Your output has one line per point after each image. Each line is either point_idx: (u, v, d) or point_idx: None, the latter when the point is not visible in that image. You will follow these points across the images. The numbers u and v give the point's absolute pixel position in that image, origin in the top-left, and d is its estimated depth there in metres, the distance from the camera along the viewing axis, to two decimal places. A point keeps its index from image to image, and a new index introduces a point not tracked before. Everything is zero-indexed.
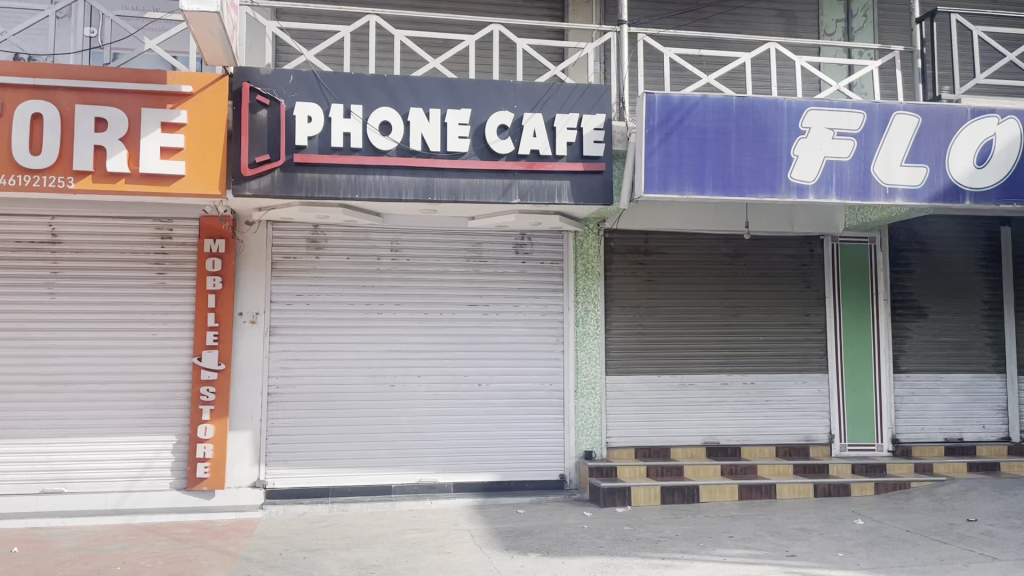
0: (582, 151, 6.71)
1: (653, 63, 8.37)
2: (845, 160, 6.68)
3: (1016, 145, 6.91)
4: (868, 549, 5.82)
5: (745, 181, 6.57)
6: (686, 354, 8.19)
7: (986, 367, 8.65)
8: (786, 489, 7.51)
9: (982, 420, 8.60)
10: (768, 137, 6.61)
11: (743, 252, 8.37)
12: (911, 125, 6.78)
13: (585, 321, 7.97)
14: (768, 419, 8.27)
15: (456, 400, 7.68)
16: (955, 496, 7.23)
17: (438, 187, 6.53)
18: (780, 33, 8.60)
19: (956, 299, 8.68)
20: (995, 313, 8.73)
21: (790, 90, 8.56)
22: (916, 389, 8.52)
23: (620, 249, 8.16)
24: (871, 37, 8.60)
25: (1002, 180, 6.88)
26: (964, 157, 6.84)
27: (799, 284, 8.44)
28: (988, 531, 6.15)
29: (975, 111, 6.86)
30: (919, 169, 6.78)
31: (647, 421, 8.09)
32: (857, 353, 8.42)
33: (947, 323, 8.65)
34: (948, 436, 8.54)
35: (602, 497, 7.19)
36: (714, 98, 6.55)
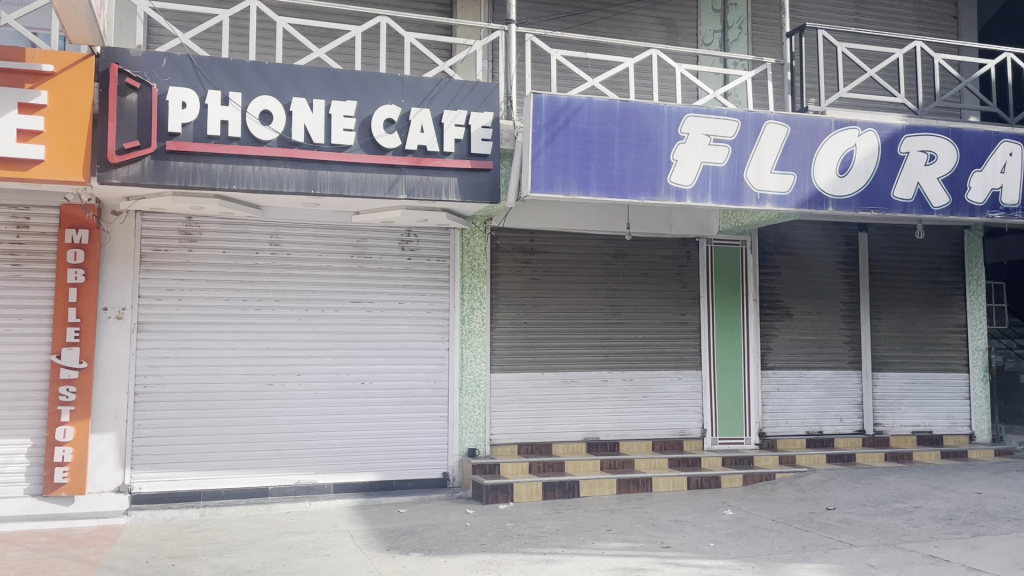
0: (470, 148, 6.69)
1: (540, 63, 8.46)
2: (720, 165, 6.95)
3: (874, 156, 7.39)
4: (737, 538, 6.08)
5: (628, 184, 6.74)
6: (569, 352, 8.32)
7: (845, 364, 9.23)
8: (662, 482, 7.75)
9: (840, 414, 9.16)
10: (649, 141, 6.79)
11: (624, 252, 8.58)
12: (781, 134, 7.13)
13: (471, 318, 7.98)
14: (645, 414, 8.52)
15: (337, 400, 7.51)
16: (816, 486, 7.67)
17: (321, 179, 6.35)
18: (661, 40, 8.86)
19: (818, 299, 9.21)
20: (853, 313, 9.31)
21: (670, 96, 8.86)
22: (782, 385, 9.00)
23: (506, 247, 8.20)
24: (745, 48, 9.03)
25: (861, 189, 7.35)
26: (827, 166, 7.26)
27: (675, 284, 8.73)
28: (845, 519, 6.55)
29: (838, 123, 7.29)
30: (788, 177, 7.14)
31: (530, 418, 8.17)
32: (729, 350, 8.81)
33: (810, 323, 9.17)
34: (810, 429, 9.06)
35: (485, 495, 7.21)
36: (598, 101, 6.68)
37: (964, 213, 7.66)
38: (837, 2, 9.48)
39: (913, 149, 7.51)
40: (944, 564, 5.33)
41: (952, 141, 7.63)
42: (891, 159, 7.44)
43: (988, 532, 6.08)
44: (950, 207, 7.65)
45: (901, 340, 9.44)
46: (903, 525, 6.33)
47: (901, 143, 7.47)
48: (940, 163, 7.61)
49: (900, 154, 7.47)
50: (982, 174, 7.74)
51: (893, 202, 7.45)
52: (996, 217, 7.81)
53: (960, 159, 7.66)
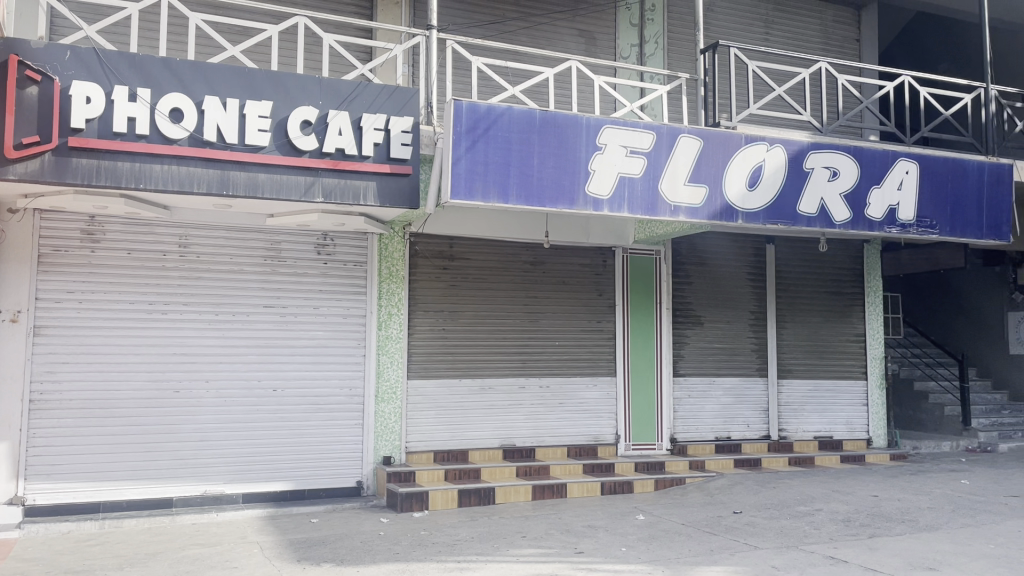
0: (389, 152, 6.62)
1: (461, 71, 8.47)
2: (637, 176, 7.09)
3: (781, 172, 7.67)
4: (648, 543, 6.21)
5: (547, 192, 6.80)
6: (486, 359, 8.33)
7: (752, 371, 9.54)
8: (576, 488, 7.81)
9: (747, 420, 9.47)
10: (568, 151, 6.88)
11: (542, 259, 8.64)
12: (694, 147, 7.32)
13: (388, 324, 7.88)
14: (561, 420, 8.60)
15: (248, 407, 7.31)
16: (723, 490, 7.90)
17: (234, 180, 6.18)
18: (580, 52, 8.98)
19: (728, 309, 9.51)
20: (760, 322, 9.64)
21: (589, 108, 9.00)
22: (692, 392, 9.23)
23: (424, 253, 8.14)
24: (661, 63, 9.25)
25: (768, 203, 7.62)
26: (738, 180, 7.50)
27: (592, 292, 8.85)
28: (750, 522, 6.77)
29: (748, 138, 7.54)
30: (701, 189, 7.34)
31: (446, 425, 8.13)
32: (642, 358, 8.98)
33: (720, 331, 9.44)
34: (719, 435, 9.32)
35: (399, 503, 7.13)
36: (518, 110, 6.72)
37: (863, 227, 8.04)
38: (748, 21, 9.81)
39: (817, 166, 7.84)
40: (843, 565, 5.56)
41: (853, 158, 8.00)
42: (796, 175, 7.75)
43: (883, 533, 6.38)
44: (850, 221, 8.01)
45: (805, 348, 9.82)
46: (804, 527, 6.58)
47: (806, 160, 7.79)
48: (842, 179, 7.96)
49: (806, 170, 7.79)
50: (881, 191, 8.14)
51: (798, 216, 7.76)
52: (893, 232, 8.21)
53: (860, 176, 8.03)
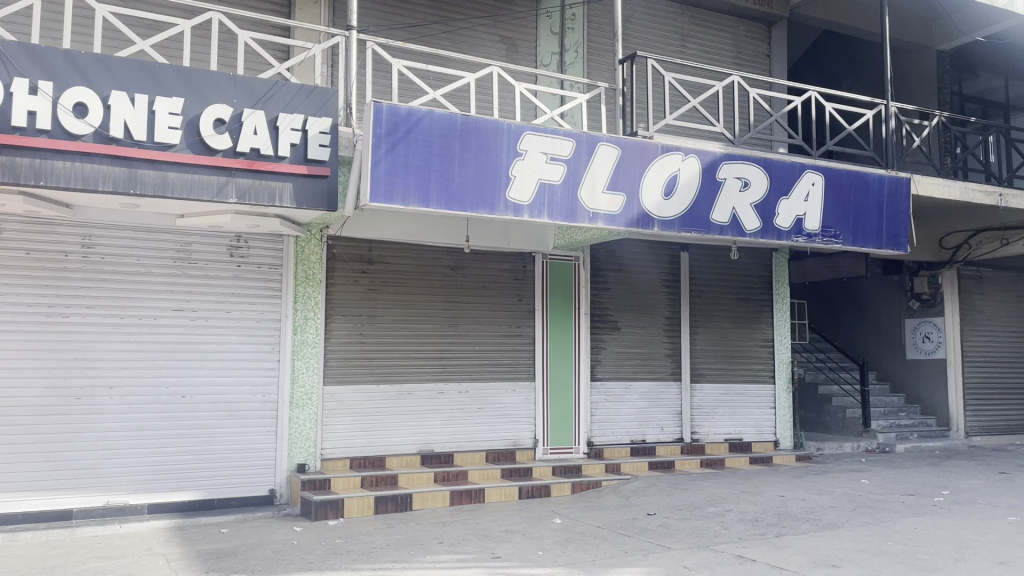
0: (306, 153, 6.49)
1: (381, 73, 8.39)
2: (556, 183, 7.15)
3: (695, 181, 7.88)
4: (564, 546, 6.26)
5: (467, 197, 6.79)
6: (405, 364, 8.25)
7: (666, 375, 9.75)
8: (494, 493, 7.81)
9: (661, 423, 9.67)
10: (488, 156, 6.88)
11: (462, 264, 8.62)
12: (612, 156, 7.44)
13: (304, 329, 7.71)
14: (480, 426, 8.59)
15: (155, 414, 7.04)
16: (638, 492, 8.04)
17: (143, 178, 5.95)
18: (501, 58, 9.01)
19: (643, 314, 9.69)
20: (675, 327, 9.86)
21: (510, 114, 9.05)
22: (609, 396, 9.36)
23: (342, 256, 8.02)
24: (581, 71, 9.38)
25: (683, 211, 7.81)
26: (654, 188, 7.66)
27: (512, 297, 8.88)
28: (664, 523, 6.92)
29: (664, 148, 7.70)
30: (618, 197, 7.47)
31: (363, 431, 8.01)
32: (561, 364, 9.06)
33: (636, 336, 9.61)
34: (634, 438, 9.49)
35: (314, 511, 6.98)
36: (439, 114, 6.69)
37: (772, 236, 8.33)
38: (665, 34, 10.04)
39: (729, 176, 8.08)
40: (751, 563, 5.73)
41: (763, 170, 8.28)
42: (709, 184, 7.97)
43: (789, 532, 6.61)
44: (760, 230, 8.28)
45: (716, 353, 10.09)
46: (715, 527, 6.76)
47: (719, 170, 8.02)
48: (752, 190, 8.22)
49: (718, 180, 8.02)
50: (789, 202, 8.45)
51: (711, 224, 7.98)
52: (800, 241, 8.53)
53: (769, 187, 8.32)
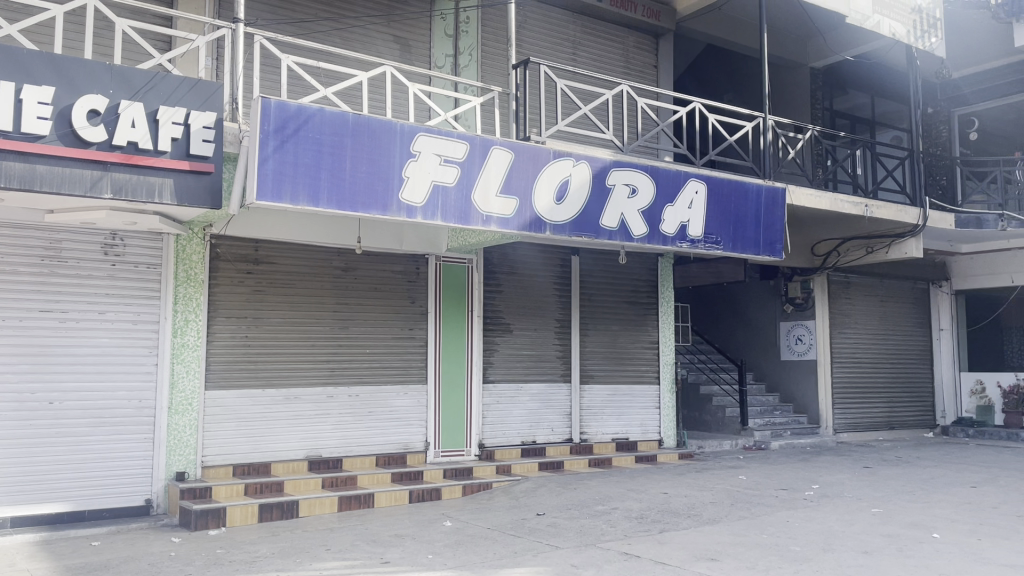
0: (188, 149, 6.22)
1: (269, 68, 8.14)
2: (450, 185, 7.14)
3: (585, 187, 8.03)
4: (454, 548, 6.26)
5: (359, 197, 6.68)
6: (292, 367, 8.05)
7: (557, 377, 9.90)
8: (384, 497, 7.71)
9: (551, 424, 9.80)
10: (381, 157, 6.79)
11: (353, 266, 8.48)
12: (506, 160, 7.49)
13: (184, 332, 7.39)
14: (370, 430, 8.47)
15: (18, 422, 6.59)
16: (527, 493, 8.12)
17: (8, 170, 5.56)
18: (394, 58, 8.93)
19: (534, 317, 9.80)
20: (565, 329, 10.03)
21: (403, 114, 8.98)
22: (500, 398, 9.42)
23: (226, 256, 7.74)
24: (474, 74, 9.42)
25: (574, 216, 7.96)
26: (546, 193, 7.76)
27: (404, 298, 8.80)
28: (553, 523, 7.01)
29: (556, 153, 7.82)
30: (511, 201, 7.52)
31: (247, 437, 7.75)
32: (452, 367, 9.04)
33: (527, 338, 9.71)
34: (524, 439, 9.59)
35: (194, 520, 6.69)
36: (330, 112, 6.56)
37: (658, 242, 8.60)
38: (557, 41, 10.19)
39: (618, 183, 8.29)
40: (635, 559, 5.89)
41: (650, 177, 8.53)
42: (599, 190, 8.14)
43: (672, 528, 6.83)
44: (647, 236, 8.54)
45: (605, 355, 10.32)
46: (602, 525, 6.91)
47: (609, 176, 8.21)
48: (640, 197, 8.46)
49: (608, 186, 8.21)
50: (674, 209, 8.74)
51: (601, 229, 8.16)
52: (684, 246, 8.84)
53: (655, 194, 8.58)
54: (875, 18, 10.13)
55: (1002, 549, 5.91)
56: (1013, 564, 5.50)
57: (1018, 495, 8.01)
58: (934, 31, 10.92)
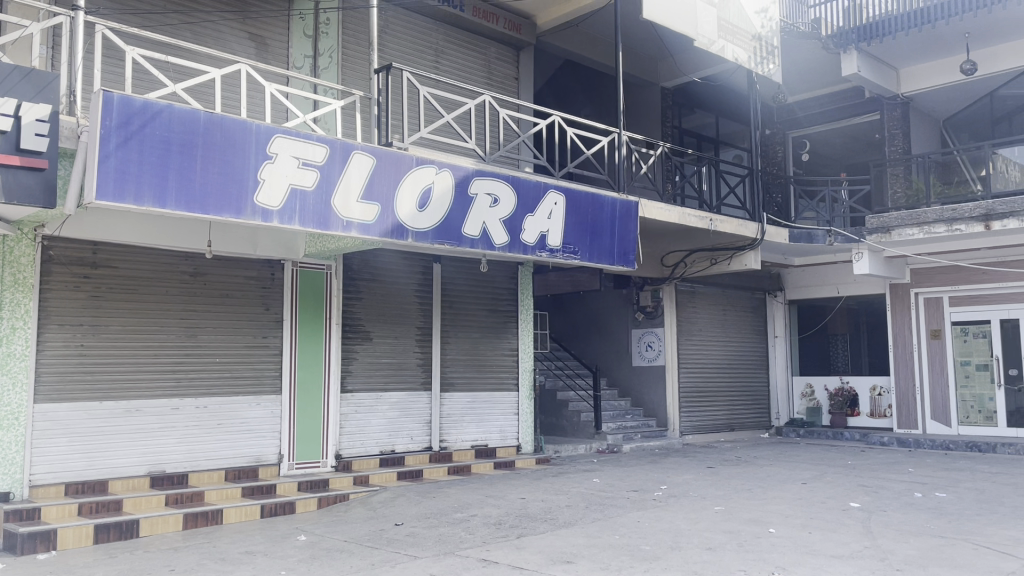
0: (18, 143, 5.74)
1: (111, 59, 7.65)
2: (308, 189, 6.95)
3: (448, 195, 8.05)
4: (309, 563, 6.09)
5: (210, 199, 6.38)
6: (134, 378, 7.57)
7: (417, 385, 9.84)
8: (233, 513, 7.37)
9: (410, 433, 9.73)
10: (234, 158, 6.52)
11: (202, 271, 8.09)
12: (367, 165, 7.37)
13: (10, 340, 6.81)
14: (219, 443, 8.09)
15: None
16: (385, 503, 8.01)
17: None
18: (250, 56, 8.61)
19: (395, 325, 9.70)
20: (426, 337, 9.99)
21: (259, 115, 8.68)
22: (358, 407, 9.25)
23: (61, 259, 7.20)
24: (335, 77, 9.21)
25: (436, 223, 7.96)
26: (408, 199, 7.71)
27: (257, 306, 8.48)
28: (411, 533, 6.95)
29: (418, 160, 7.78)
30: (373, 207, 7.42)
31: (83, 453, 7.21)
32: (309, 376, 8.79)
33: (387, 346, 9.59)
34: (383, 449, 9.45)
35: (18, 545, 6.14)
36: (179, 109, 6.24)
37: (518, 250, 8.75)
38: (420, 48, 10.15)
39: (481, 191, 8.36)
40: (494, 566, 5.94)
41: (511, 187, 8.65)
42: (462, 198, 8.18)
43: (529, 532, 6.94)
44: (507, 245, 8.67)
45: (465, 363, 10.36)
46: (460, 533, 6.92)
47: (471, 185, 8.26)
48: (501, 206, 8.57)
49: (470, 195, 8.26)
50: (534, 219, 8.91)
51: (462, 237, 8.21)
52: (542, 255, 9.04)
53: (516, 203, 8.71)
54: (719, 42, 10.74)
55: (829, 540, 6.40)
56: (838, 553, 5.97)
57: (842, 489, 8.72)
58: (772, 58, 11.71)
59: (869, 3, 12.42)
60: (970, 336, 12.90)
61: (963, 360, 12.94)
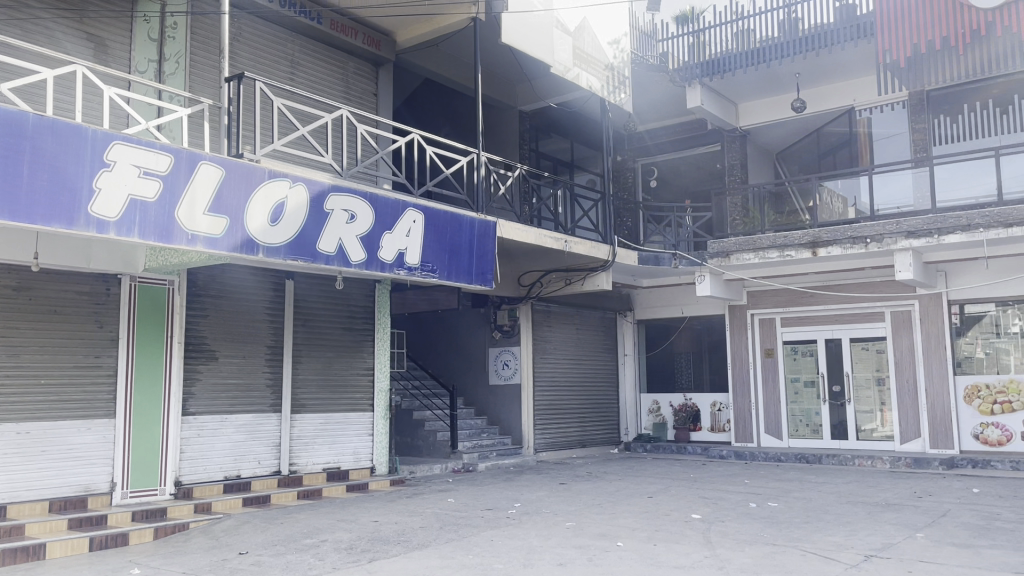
0: None
1: None
2: (150, 200, 6.58)
3: (302, 209, 7.83)
4: None
5: (38, 208, 5.91)
6: None
7: (265, 407, 9.47)
8: (58, 547, 6.79)
9: (257, 457, 9.34)
10: (67, 165, 6.08)
11: (26, 285, 7.49)
12: (214, 176, 7.06)
13: None
14: (43, 472, 7.46)
15: None
16: (229, 532, 7.63)
17: None
18: (87, 58, 8.10)
19: (242, 344, 9.31)
20: (276, 357, 9.65)
21: (96, 119, 8.15)
22: (201, 431, 8.79)
23: None
24: (182, 83, 8.77)
25: (289, 238, 7.72)
26: (259, 213, 7.45)
27: (90, 323, 7.92)
28: (256, 562, 6.65)
29: (270, 173, 7.53)
30: (220, 220, 7.10)
31: None
32: (146, 398, 8.27)
33: (233, 366, 9.18)
34: (228, 474, 9.02)
35: None
36: (5, 110, 5.75)
37: (374, 268, 8.63)
38: (273, 58, 9.86)
39: (336, 207, 8.19)
40: None
41: (368, 204, 8.53)
42: (316, 213, 7.98)
43: (381, 556, 6.80)
44: (364, 262, 8.53)
45: (317, 383, 10.08)
46: (309, 560, 6.69)
47: (326, 200, 8.08)
48: (357, 222, 8.43)
49: (325, 210, 8.07)
50: (391, 236, 8.82)
51: (317, 253, 8.01)
52: (399, 274, 8.96)
53: (373, 220, 8.60)
54: (574, 70, 11.10)
55: (672, 552, 6.65)
56: (680, 565, 6.22)
57: (686, 502, 9.11)
58: (623, 87, 12.21)
59: (712, 41, 13.21)
60: (799, 355, 13.85)
61: (792, 377, 13.88)
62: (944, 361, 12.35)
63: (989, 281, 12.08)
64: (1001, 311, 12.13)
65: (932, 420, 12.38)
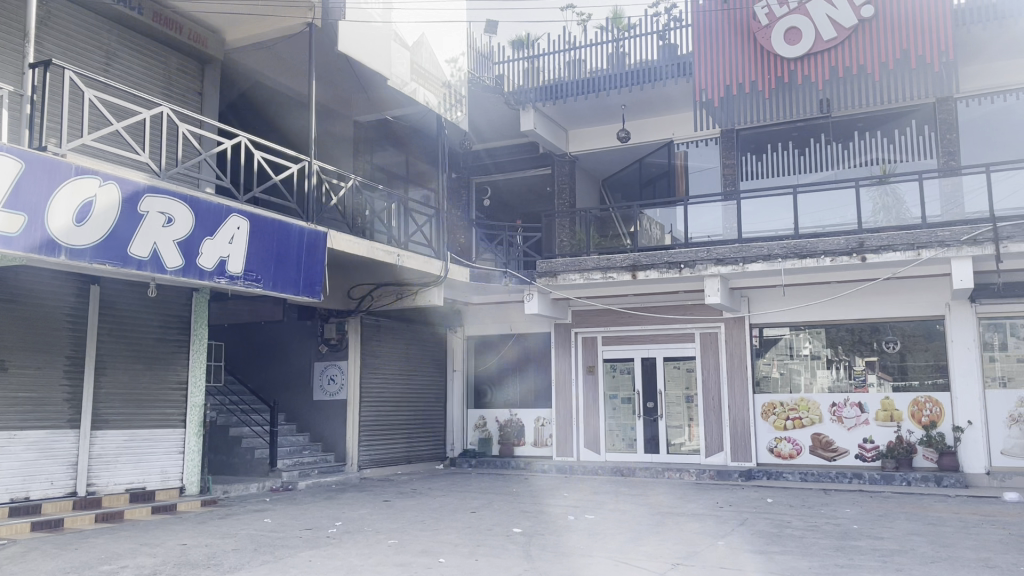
0: None
1: None
2: None
3: (112, 210, 7.31)
4: None
5: None
6: None
7: (62, 423, 8.71)
8: None
9: (51, 477, 8.54)
10: None
11: None
12: (12, 169, 6.44)
13: None
14: None
15: None
16: (14, 560, 6.92)
17: None
18: None
19: (37, 354, 8.52)
20: (76, 369, 8.91)
21: None
22: None
23: None
24: None
25: (96, 241, 7.19)
26: (63, 212, 6.87)
27: None
28: None
29: (78, 169, 6.98)
30: (18, 217, 6.49)
31: None
32: None
33: (26, 378, 8.38)
34: (15, 497, 8.18)
35: None
36: None
37: (192, 275, 8.19)
38: (85, 47, 9.17)
39: (152, 209, 7.71)
40: None
41: (187, 207, 8.09)
42: (129, 215, 7.48)
43: None
44: (181, 269, 8.08)
45: (122, 398, 9.40)
46: None
47: (141, 201, 7.59)
48: (175, 227, 7.98)
49: (139, 212, 7.58)
50: (212, 243, 8.41)
51: (128, 257, 7.50)
52: (220, 282, 8.55)
53: (192, 225, 8.16)
54: (412, 85, 11.13)
55: (492, 566, 6.74)
56: None
57: (507, 516, 9.26)
58: (460, 106, 12.37)
59: (545, 67, 13.68)
60: (617, 373, 14.51)
61: (611, 394, 14.49)
62: (744, 380, 13.33)
63: (785, 306, 13.20)
64: (794, 335, 13.27)
65: (732, 435, 13.30)
